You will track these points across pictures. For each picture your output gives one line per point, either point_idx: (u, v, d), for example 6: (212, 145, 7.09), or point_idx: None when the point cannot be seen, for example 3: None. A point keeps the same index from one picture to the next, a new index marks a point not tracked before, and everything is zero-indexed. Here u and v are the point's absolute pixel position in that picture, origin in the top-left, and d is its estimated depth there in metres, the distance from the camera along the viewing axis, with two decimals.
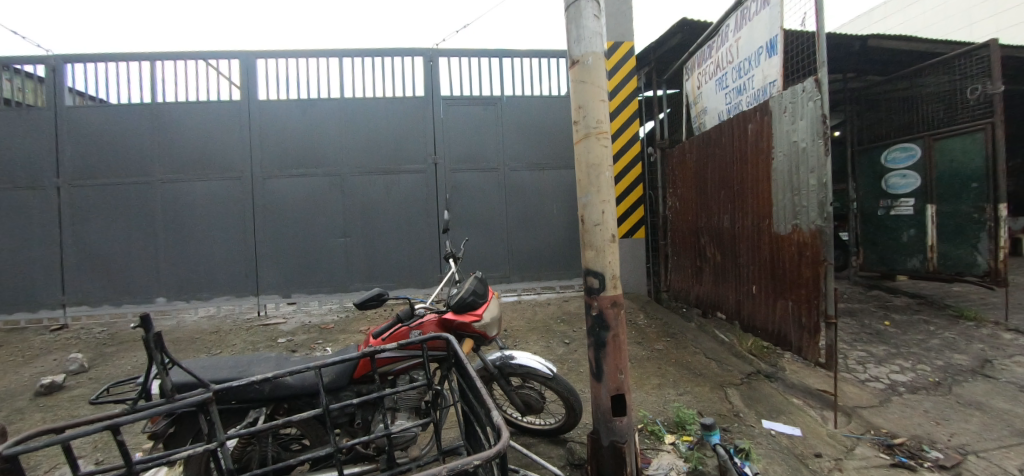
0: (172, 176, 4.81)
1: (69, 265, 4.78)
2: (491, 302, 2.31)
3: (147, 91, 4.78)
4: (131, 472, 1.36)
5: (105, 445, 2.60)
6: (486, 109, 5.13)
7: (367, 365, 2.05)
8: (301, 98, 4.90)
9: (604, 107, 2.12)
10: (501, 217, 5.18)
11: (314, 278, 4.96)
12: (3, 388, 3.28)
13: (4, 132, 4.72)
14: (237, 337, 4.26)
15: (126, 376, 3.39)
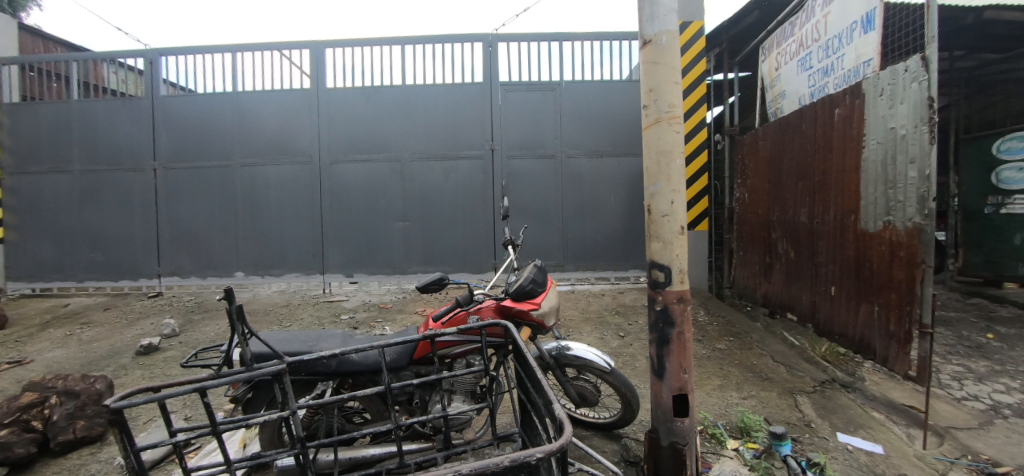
0: (250, 161, 5.17)
1: (163, 240, 5.30)
2: (550, 291, 2.27)
3: (228, 80, 5.14)
4: (215, 432, 1.51)
5: (195, 402, 2.88)
6: (543, 94, 5.04)
7: (426, 347, 2.09)
8: (365, 86, 5.07)
9: (678, 90, 1.98)
10: (555, 205, 5.10)
11: (375, 259, 5.17)
12: (112, 346, 3.73)
13: (111, 119, 5.28)
14: (305, 311, 4.55)
15: (210, 342, 3.72)
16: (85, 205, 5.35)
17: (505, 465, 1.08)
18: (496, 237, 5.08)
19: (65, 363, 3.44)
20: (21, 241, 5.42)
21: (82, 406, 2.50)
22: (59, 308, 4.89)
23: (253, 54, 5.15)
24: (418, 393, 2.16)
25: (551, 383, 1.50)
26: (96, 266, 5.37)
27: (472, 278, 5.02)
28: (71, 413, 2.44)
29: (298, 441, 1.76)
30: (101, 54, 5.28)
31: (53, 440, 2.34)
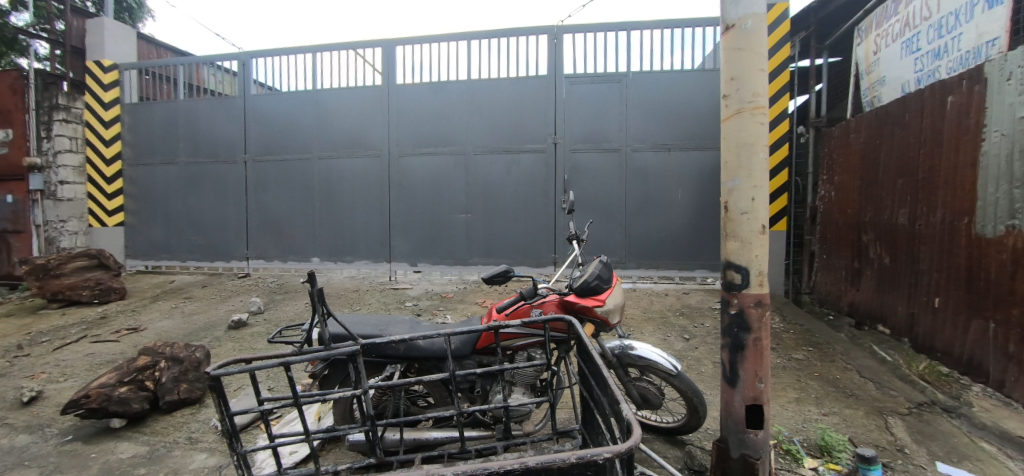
0: (326, 154, 5.53)
1: (251, 226, 5.82)
2: (616, 288, 2.24)
3: (309, 79, 5.51)
4: (297, 405, 1.66)
5: (279, 374, 3.15)
6: (609, 86, 4.91)
7: (489, 338, 2.13)
8: (432, 81, 5.23)
9: (764, 78, 1.83)
10: (618, 201, 4.98)
11: (438, 250, 5.34)
12: (209, 319, 4.17)
13: (210, 116, 5.87)
14: (373, 297, 4.81)
15: (290, 321, 4.05)
16: (188, 194, 6.01)
17: (569, 462, 1.04)
18: (557, 232, 5.05)
19: (172, 331, 3.91)
20: (137, 224, 6.20)
21: (184, 370, 2.84)
22: (166, 283, 5.57)
23: (332, 53, 5.48)
24: (479, 382, 2.22)
25: (616, 382, 1.45)
26: (195, 247, 6.02)
27: (532, 271, 5.04)
28: (176, 377, 2.78)
29: (367, 419, 1.87)
30: (202, 58, 5.87)
31: (162, 398, 2.66)
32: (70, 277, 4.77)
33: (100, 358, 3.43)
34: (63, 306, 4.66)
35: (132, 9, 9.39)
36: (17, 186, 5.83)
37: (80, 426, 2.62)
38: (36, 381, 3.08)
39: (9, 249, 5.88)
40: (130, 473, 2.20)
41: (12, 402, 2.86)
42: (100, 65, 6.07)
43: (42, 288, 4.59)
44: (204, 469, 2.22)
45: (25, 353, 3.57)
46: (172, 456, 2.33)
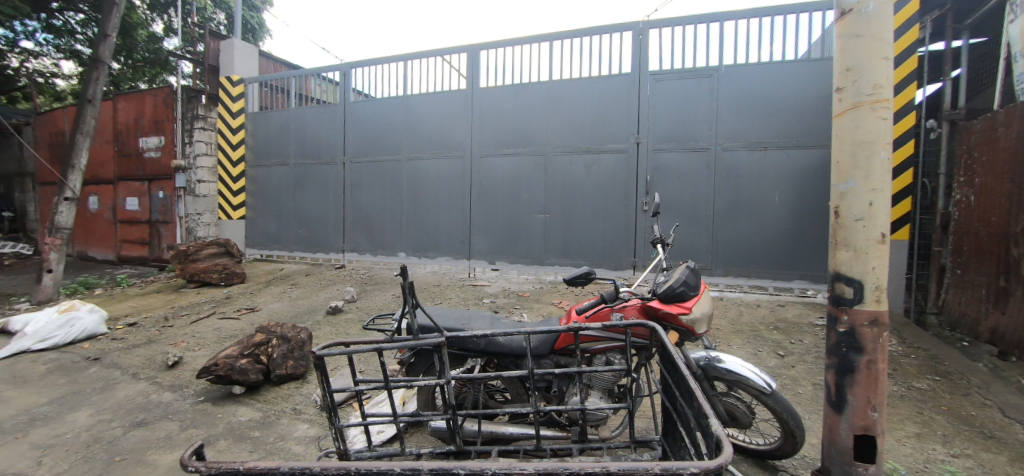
0: (413, 155, 5.89)
1: (347, 221, 6.39)
2: (702, 297, 2.25)
3: (401, 85, 5.93)
4: (387, 387, 1.84)
5: (370, 358, 3.42)
6: (698, 82, 4.67)
7: (567, 339, 2.18)
8: (514, 83, 5.34)
9: (889, 67, 1.61)
10: (705, 204, 4.71)
11: (516, 249, 5.44)
12: (311, 304, 4.66)
13: (315, 122, 6.54)
14: (452, 292, 5.05)
15: (379, 310, 4.39)
16: (295, 192, 6.75)
17: (654, 472, 1.00)
18: (638, 235, 4.89)
19: (281, 313, 4.43)
20: (254, 218, 7.10)
21: (292, 348, 3.20)
22: (276, 271, 6.31)
23: (421, 61, 5.84)
24: (556, 382, 2.25)
25: (703, 392, 1.36)
26: (300, 240, 6.74)
27: (610, 274, 4.94)
28: (285, 353, 3.14)
29: (449, 408, 1.98)
30: (311, 70, 6.56)
31: (273, 372, 3.03)
32: (204, 261, 5.59)
33: (226, 333, 3.99)
34: (197, 286, 5.50)
35: (254, 29, 10.76)
36: (166, 184, 6.96)
37: (210, 389, 3.07)
38: (178, 348, 3.67)
39: (160, 237, 7.04)
40: (248, 434, 2.53)
41: (161, 364, 3.44)
42: (231, 81, 7.05)
43: (183, 270, 5.46)
44: (306, 438, 2.49)
45: (171, 324, 4.26)
46: (280, 423, 2.64)
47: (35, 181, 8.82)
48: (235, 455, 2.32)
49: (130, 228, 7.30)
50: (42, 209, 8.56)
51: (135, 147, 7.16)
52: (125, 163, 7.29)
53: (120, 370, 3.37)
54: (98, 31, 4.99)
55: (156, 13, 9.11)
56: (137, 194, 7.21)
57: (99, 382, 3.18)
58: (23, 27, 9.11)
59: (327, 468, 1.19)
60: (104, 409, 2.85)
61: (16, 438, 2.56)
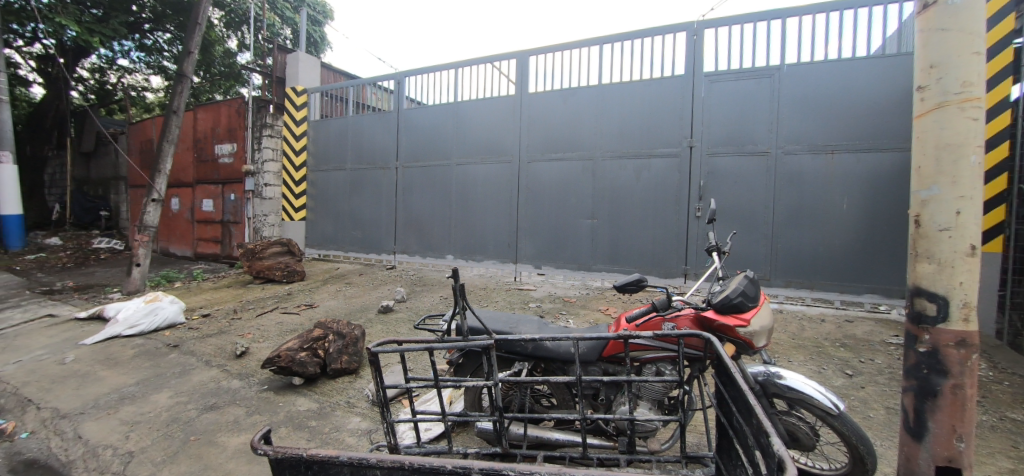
0: (462, 160, 6.03)
1: (399, 224, 6.64)
2: (761, 309, 2.17)
3: (451, 92, 6.10)
4: (438, 387, 1.90)
5: (419, 357, 3.53)
6: (757, 82, 4.46)
7: (617, 347, 2.22)
8: (563, 88, 5.35)
9: (981, 63, 1.45)
10: (764, 210, 4.48)
11: (563, 254, 5.42)
12: (364, 303, 4.88)
13: (370, 129, 6.86)
14: (498, 295, 5.11)
15: (427, 311, 4.52)
16: (351, 195, 7.11)
17: None
18: (690, 242, 4.72)
19: (337, 311, 4.67)
20: (313, 220, 7.55)
21: (346, 344, 3.35)
22: (332, 270, 6.67)
23: (471, 68, 5.98)
24: (604, 390, 2.27)
25: (762, 409, 1.30)
26: (355, 241, 7.09)
27: (660, 282, 4.80)
28: (340, 349, 3.30)
29: (496, 410, 2.01)
30: (367, 80, 6.90)
31: (330, 366, 3.20)
32: (268, 259, 6.01)
33: (287, 327, 4.27)
34: (262, 282, 5.91)
35: (315, 42, 11.44)
36: (237, 187, 7.56)
37: (273, 379, 3.29)
38: (245, 339, 3.96)
39: (230, 236, 7.64)
40: (306, 423, 2.69)
41: (230, 354, 3.72)
42: (295, 91, 7.52)
43: (250, 267, 5.90)
44: (358, 431, 2.61)
45: (239, 317, 4.61)
46: (335, 415, 2.78)
47: (127, 183, 9.86)
48: (295, 442, 2.47)
49: (205, 228, 7.98)
50: (132, 209, 9.55)
51: (211, 153, 7.84)
52: (203, 168, 8.00)
53: (195, 357, 3.69)
54: (183, 49, 5.51)
55: (231, 31, 9.93)
56: (212, 196, 7.89)
57: (177, 367, 3.50)
58: (121, 46, 10.22)
59: (384, 461, 1.33)
60: (181, 392, 3.13)
61: (109, 414, 2.88)
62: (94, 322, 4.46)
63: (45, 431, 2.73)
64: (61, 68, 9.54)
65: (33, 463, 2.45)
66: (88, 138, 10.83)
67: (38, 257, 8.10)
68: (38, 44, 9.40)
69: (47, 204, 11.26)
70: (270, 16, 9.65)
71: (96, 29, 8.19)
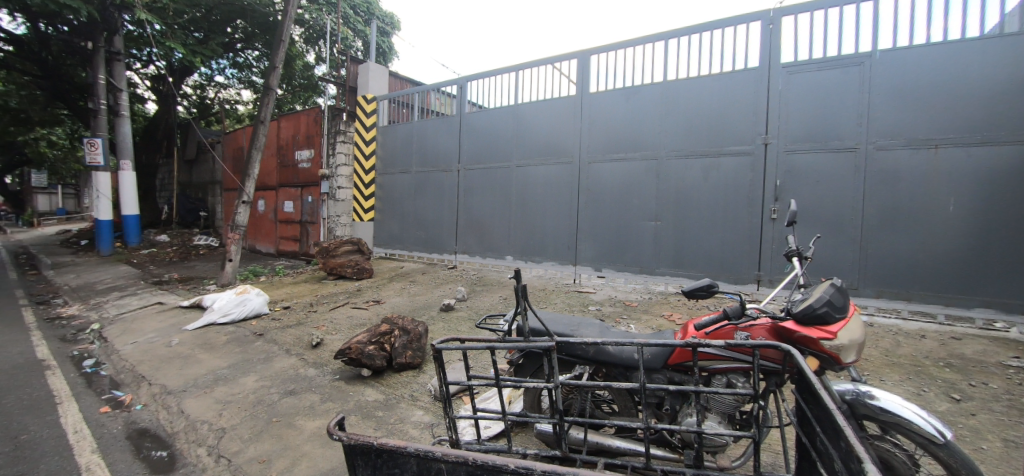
0: (522, 162, 6.10)
1: (460, 225, 6.84)
2: (851, 321, 1.98)
3: (512, 95, 6.19)
4: (499, 385, 1.93)
5: (480, 355, 3.61)
6: (844, 71, 4.08)
7: (683, 355, 2.13)
8: (626, 86, 5.23)
9: None
10: (851, 212, 4.08)
11: (624, 257, 5.29)
12: (427, 301, 5.08)
13: (433, 133, 7.14)
14: (557, 297, 5.11)
15: (487, 310, 4.62)
16: (415, 197, 7.43)
17: None
18: (764, 246, 4.43)
19: (402, 307, 4.90)
20: (381, 221, 7.99)
21: (410, 340, 3.50)
22: (397, 268, 7.02)
23: (531, 70, 6.03)
24: (669, 400, 2.20)
25: (853, 432, 1.17)
26: (418, 241, 7.40)
27: (730, 288, 4.55)
28: (405, 344, 3.45)
29: (557, 413, 2.00)
30: (431, 86, 7.20)
31: (396, 359, 3.36)
32: (340, 256, 6.45)
33: (358, 321, 4.55)
34: (334, 278, 6.35)
35: (383, 52, 12.11)
36: (313, 190, 8.19)
37: (344, 370, 3.52)
38: (320, 331, 4.28)
39: (307, 235, 8.30)
40: (373, 413, 2.85)
41: (307, 344, 4.04)
42: (366, 99, 7.99)
43: (325, 263, 6.37)
44: (421, 424, 2.72)
45: (314, 310, 4.99)
46: (400, 407, 2.92)
47: (222, 187, 11.04)
48: (364, 430, 2.63)
49: (286, 227, 8.73)
50: (226, 210, 10.68)
51: (292, 159, 8.58)
52: (285, 172, 8.77)
53: (277, 345, 4.04)
54: (269, 64, 6.06)
55: (310, 46, 10.79)
56: (292, 199, 8.62)
57: (262, 353, 3.85)
58: (218, 65, 11.48)
59: (448, 455, 1.36)
60: (265, 377, 3.44)
61: (206, 392, 3.23)
62: (194, 310, 5.05)
63: (156, 405, 3.13)
64: (171, 86, 10.91)
65: (146, 432, 2.83)
66: (190, 146, 12.25)
67: (152, 252, 9.31)
68: (153, 65, 10.82)
69: (159, 205, 12.92)
70: (344, 30, 10.36)
71: (198, 50, 9.26)
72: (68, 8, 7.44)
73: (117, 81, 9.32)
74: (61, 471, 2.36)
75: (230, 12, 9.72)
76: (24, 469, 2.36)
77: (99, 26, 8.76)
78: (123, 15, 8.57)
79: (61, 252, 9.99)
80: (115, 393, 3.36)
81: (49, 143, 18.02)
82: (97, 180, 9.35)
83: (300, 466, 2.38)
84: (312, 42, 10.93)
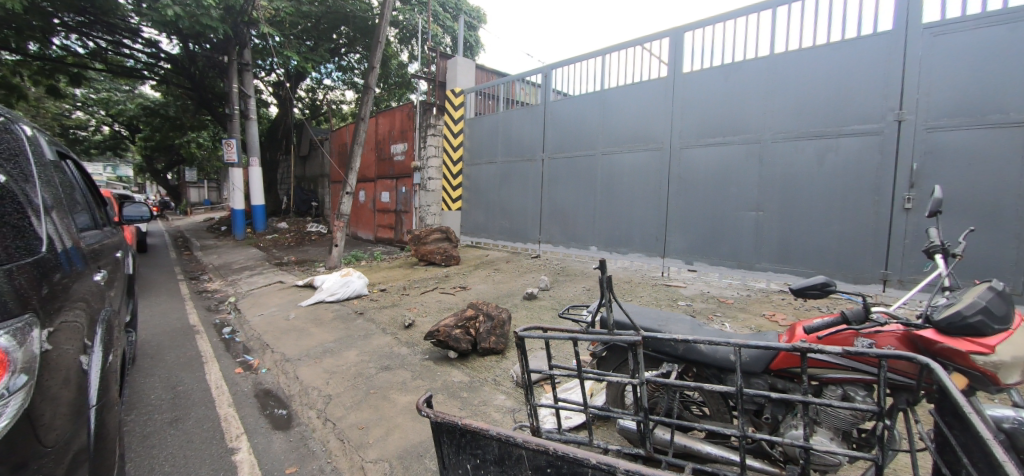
0: (608, 149, 5.92)
1: (544, 215, 6.88)
2: (1017, 334, 1.62)
3: (598, 81, 6.03)
4: (581, 377, 1.90)
5: (563, 345, 3.61)
6: (1012, 28, 3.36)
7: (788, 360, 1.92)
8: (725, 63, 4.82)
9: None
10: (1015, 199, 3.38)
11: (720, 249, 4.92)
12: (511, 288, 5.20)
13: (518, 123, 7.22)
14: (644, 290, 4.92)
15: (569, 300, 4.60)
16: (500, 187, 7.62)
17: None
18: (893, 240, 3.88)
19: (487, 294, 5.07)
20: (468, 210, 8.35)
21: (494, 326, 3.60)
22: (483, 256, 7.27)
23: (619, 53, 5.82)
24: (769, 408, 2.01)
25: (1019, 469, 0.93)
26: (503, 231, 7.60)
27: (850, 288, 4.03)
28: (489, 329, 3.55)
29: (641, 410, 1.91)
30: (517, 76, 7.26)
31: (480, 343, 3.49)
32: (431, 244, 6.85)
33: (446, 305, 4.81)
34: (425, 264, 6.77)
35: (469, 46, 12.50)
36: (407, 181, 8.77)
37: (433, 350, 3.74)
38: (412, 313, 4.60)
39: (401, 223, 8.92)
40: (459, 393, 2.99)
41: (400, 324, 4.36)
42: (454, 93, 8.28)
43: (417, 250, 6.80)
44: (503, 408, 2.79)
45: (407, 293, 5.36)
46: (484, 390, 3.02)
47: (329, 180, 12.33)
48: (450, 408, 2.77)
49: (383, 216, 9.47)
50: (332, 201, 11.91)
51: (388, 153, 9.29)
52: (382, 166, 9.53)
53: (375, 323, 4.42)
54: (368, 65, 6.56)
55: (404, 45, 11.53)
56: (388, 189, 9.33)
57: (362, 331, 4.23)
58: (326, 69, 12.74)
59: (528, 442, 1.38)
60: (364, 352, 3.78)
61: (316, 362, 3.64)
62: (307, 289, 5.71)
63: (277, 370, 3.60)
64: (288, 90, 12.35)
65: (270, 392, 3.27)
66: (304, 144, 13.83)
67: (274, 237, 10.72)
68: (274, 73, 12.35)
69: (279, 196, 14.79)
70: (434, 27, 10.90)
71: (309, 57, 10.35)
72: (210, 28, 8.72)
73: (246, 88, 10.76)
74: (207, 419, 2.82)
75: (335, 19, 10.69)
76: (180, 415, 2.85)
77: (232, 42, 10.16)
78: (251, 30, 9.85)
79: (207, 237, 11.92)
80: (245, 358, 3.92)
81: (199, 144, 21.51)
82: (232, 176, 10.96)
83: (393, 436, 2.58)
84: (406, 41, 11.62)
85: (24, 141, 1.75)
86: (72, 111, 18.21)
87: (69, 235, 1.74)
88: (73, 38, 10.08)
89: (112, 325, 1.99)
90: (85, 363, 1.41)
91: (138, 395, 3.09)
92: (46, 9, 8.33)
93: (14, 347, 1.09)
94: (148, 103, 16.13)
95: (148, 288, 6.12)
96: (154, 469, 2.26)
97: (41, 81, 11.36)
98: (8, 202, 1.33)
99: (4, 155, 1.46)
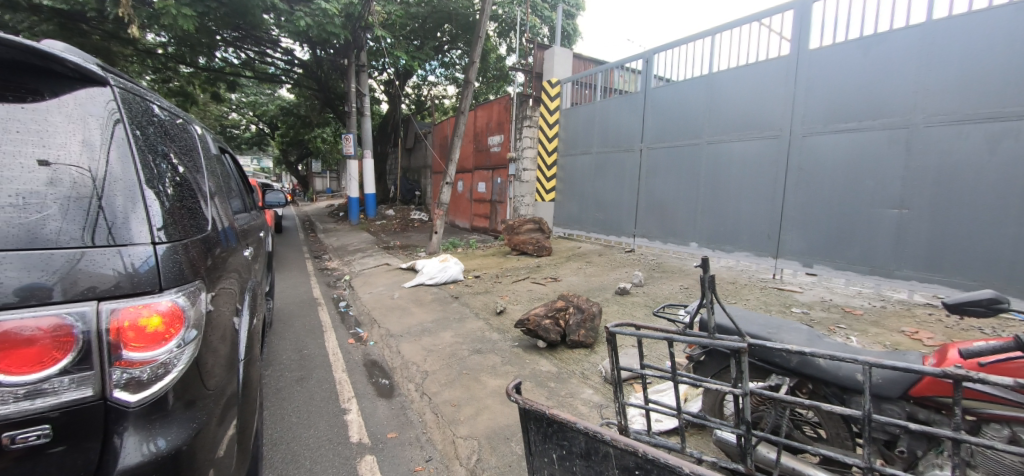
0: (714, 138, 5.46)
1: (639, 208, 6.61)
2: None
3: (706, 64, 5.57)
4: (674, 380, 1.80)
5: (657, 345, 3.46)
6: None
7: (935, 386, 1.61)
8: (864, 35, 4.13)
9: None
10: None
11: (851, 252, 4.28)
12: (602, 282, 5.10)
13: (616, 112, 6.99)
14: (751, 293, 4.49)
15: (666, 298, 4.39)
16: (595, 179, 7.47)
17: None
18: None
19: (578, 286, 5.05)
20: (561, 202, 8.34)
21: (584, 319, 3.58)
22: (574, 248, 7.23)
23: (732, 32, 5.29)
24: (905, 440, 1.70)
25: None
26: (597, 223, 7.47)
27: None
28: (579, 322, 3.54)
29: (742, 423, 1.75)
30: (615, 63, 7.02)
31: (570, 335, 3.49)
32: (524, 234, 7.00)
33: (537, 294, 4.89)
34: (518, 254, 6.94)
35: (567, 35, 12.36)
36: (502, 172, 9.05)
37: (522, 339, 3.83)
38: (504, 300, 4.76)
39: (496, 213, 9.24)
40: (548, 383, 3.03)
41: (492, 310, 4.55)
42: (550, 83, 8.25)
43: (511, 240, 6.99)
44: (591, 402, 2.76)
45: (499, 281, 5.55)
46: (571, 382, 3.02)
47: (431, 171, 13.19)
48: (538, 396, 2.83)
49: (479, 205, 9.91)
50: (433, 190, 12.76)
51: (486, 145, 9.67)
52: (479, 157, 9.96)
53: (469, 308, 4.67)
54: (468, 61, 6.85)
55: (502, 38, 11.81)
56: (484, 180, 9.71)
57: (457, 314, 4.50)
58: (430, 67, 13.58)
59: (616, 442, 1.34)
60: (459, 334, 4.01)
61: (416, 340, 3.96)
62: (408, 272, 6.22)
63: (382, 344, 3.99)
64: (396, 88, 13.42)
65: (376, 363, 3.63)
66: (410, 138, 14.97)
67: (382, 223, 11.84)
68: (385, 73, 13.51)
69: (388, 186, 16.27)
70: (532, 19, 10.98)
71: (415, 56, 11.10)
72: (334, 35, 9.76)
73: (361, 88, 11.92)
74: (326, 380, 3.24)
75: (439, 18, 11.32)
76: (304, 375, 3.31)
77: (351, 46, 11.30)
78: (366, 35, 10.84)
79: (328, 221, 13.59)
80: (357, 330, 4.41)
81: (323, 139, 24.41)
82: (349, 167, 12.30)
83: (482, 416, 2.71)
84: (504, 34, 11.88)
85: (196, 138, 2.14)
86: (230, 113, 21.83)
87: (227, 217, 2.09)
88: (231, 52, 12.03)
89: (257, 294, 2.36)
90: (237, 323, 1.69)
91: (274, 354, 3.65)
92: (212, 29, 10.02)
93: (189, 305, 1.19)
94: (285, 104, 18.69)
95: (284, 264, 7.18)
96: (284, 418, 2.67)
97: (208, 89, 13.77)
98: (184, 189, 1.53)
99: (182, 150, 1.76)
